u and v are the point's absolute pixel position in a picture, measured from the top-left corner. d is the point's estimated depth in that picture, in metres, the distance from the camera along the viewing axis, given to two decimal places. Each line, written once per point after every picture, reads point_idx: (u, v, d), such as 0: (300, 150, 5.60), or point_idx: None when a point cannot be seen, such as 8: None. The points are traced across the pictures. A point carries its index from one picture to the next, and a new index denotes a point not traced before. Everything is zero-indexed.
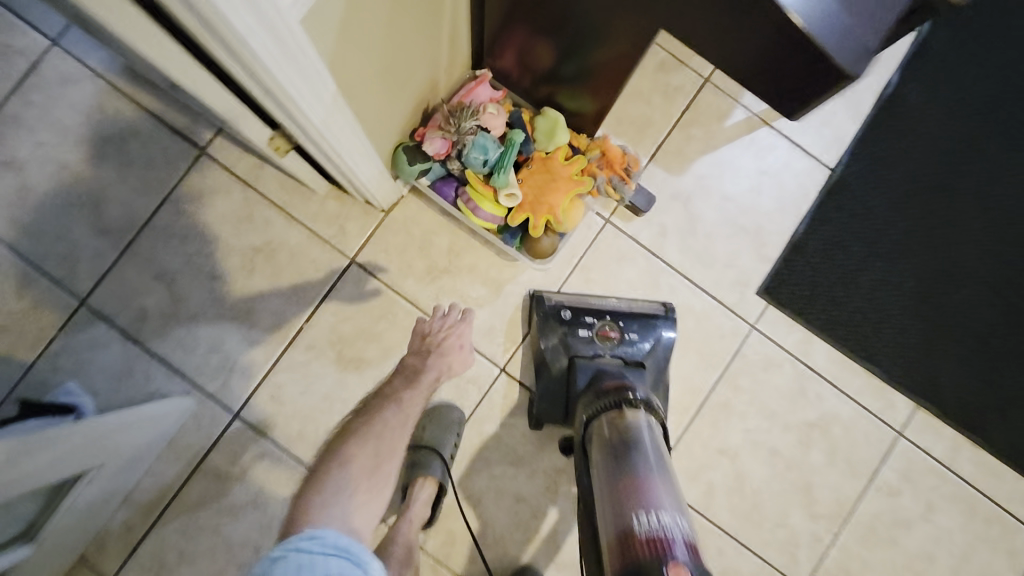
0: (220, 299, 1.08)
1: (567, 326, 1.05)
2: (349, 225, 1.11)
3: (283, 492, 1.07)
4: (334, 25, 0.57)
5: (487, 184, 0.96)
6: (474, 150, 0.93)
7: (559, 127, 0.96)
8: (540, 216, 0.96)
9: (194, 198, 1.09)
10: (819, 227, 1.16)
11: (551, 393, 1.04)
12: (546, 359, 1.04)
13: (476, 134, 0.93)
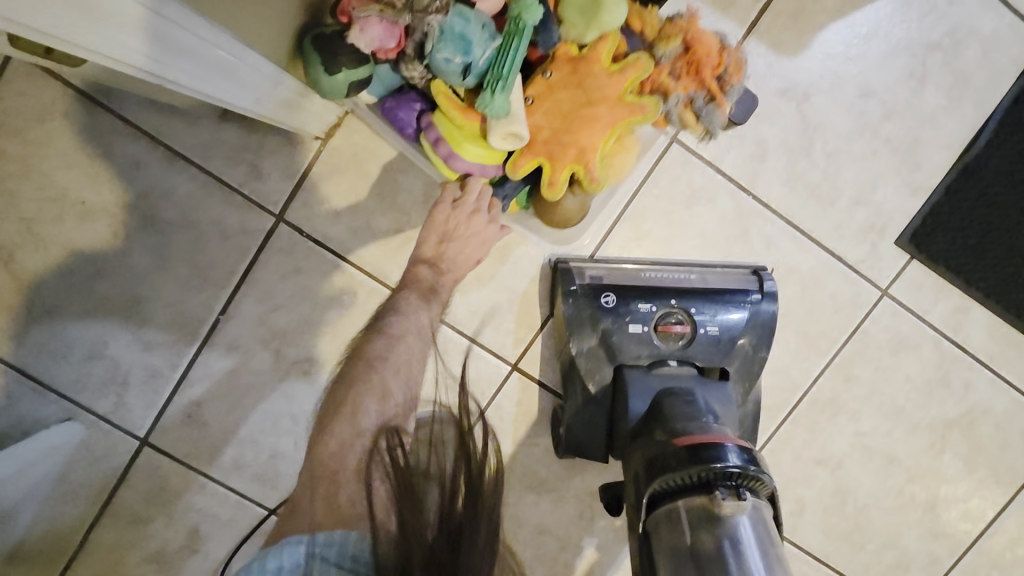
0: (89, 284, 0.72)
1: (610, 318, 0.69)
2: (268, 162, 0.71)
3: (226, 533, 0.80)
4: None
5: (472, 110, 0.58)
6: (448, 45, 0.52)
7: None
8: (563, 166, 0.59)
9: (11, 124, 0.68)
10: (1011, 136, 0.74)
11: (592, 417, 0.70)
12: (580, 372, 0.69)
13: (448, 12, 0.52)
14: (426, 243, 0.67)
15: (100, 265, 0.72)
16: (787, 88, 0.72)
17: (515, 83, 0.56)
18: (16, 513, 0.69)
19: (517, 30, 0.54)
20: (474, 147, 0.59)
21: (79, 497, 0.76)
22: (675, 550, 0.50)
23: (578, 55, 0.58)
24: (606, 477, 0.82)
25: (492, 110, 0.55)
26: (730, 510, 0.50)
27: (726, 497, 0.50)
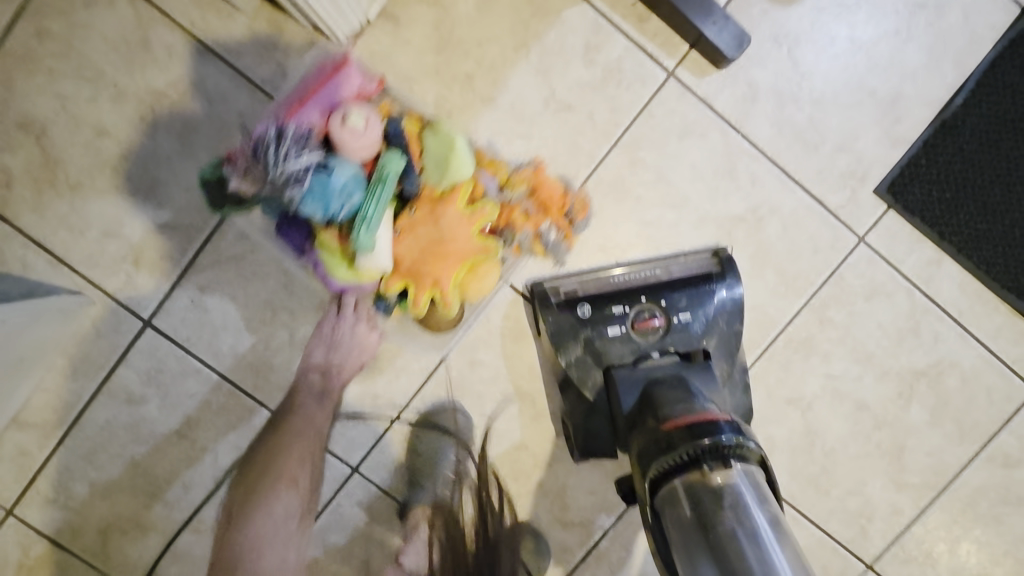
0: (113, 165, 0.77)
1: (585, 326, 0.73)
2: (293, 63, 0.76)
3: (216, 420, 0.83)
4: None
5: (342, 240, 0.61)
6: (311, 201, 0.57)
7: (456, 151, 0.65)
8: (423, 289, 0.66)
9: (62, 8, 0.74)
10: (987, 97, 0.78)
11: (594, 417, 0.74)
12: (571, 380, 0.73)
13: (311, 177, 0.56)
14: (315, 353, 0.76)
15: (125, 147, 0.76)
16: (781, 35, 0.77)
17: (383, 222, 0.61)
18: (19, 369, 0.73)
19: (381, 178, 0.60)
20: (345, 274, 0.64)
21: (82, 369, 0.80)
22: (681, 524, 0.51)
23: (438, 197, 0.65)
24: None
25: (359, 247, 0.60)
26: (722, 480, 0.52)
27: (714, 469, 0.52)
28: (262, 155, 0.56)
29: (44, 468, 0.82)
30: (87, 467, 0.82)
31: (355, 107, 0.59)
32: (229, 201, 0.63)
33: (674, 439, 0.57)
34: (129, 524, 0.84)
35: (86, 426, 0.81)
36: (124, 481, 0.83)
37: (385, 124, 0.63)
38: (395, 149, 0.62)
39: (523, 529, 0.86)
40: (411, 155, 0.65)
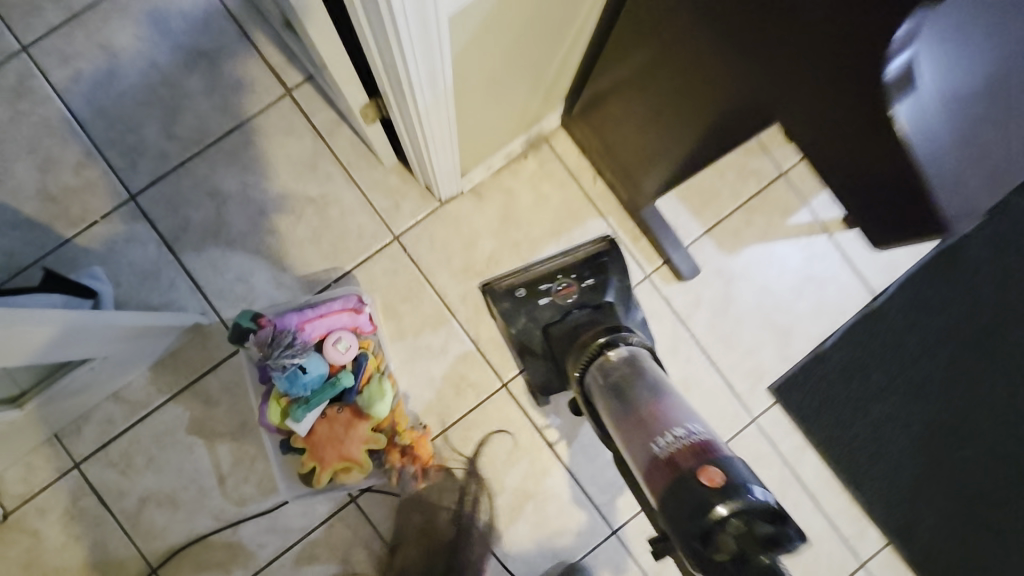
0: (260, 235, 1.10)
1: (523, 300, 1.00)
2: (404, 203, 1.12)
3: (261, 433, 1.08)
4: (477, 46, 0.61)
5: (286, 402, 0.91)
6: (282, 378, 0.87)
7: (383, 400, 0.93)
8: (309, 458, 0.93)
9: (267, 131, 1.11)
10: (848, 345, 1.17)
11: (540, 371, 0.99)
12: (522, 343, 0.99)
13: (288, 368, 0.87)
14: None
15: (273, 227, 1.10)
16: (723, 271, 1.16)
17: (316, 408, 0.90)
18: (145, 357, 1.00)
19: (333, 385, 0.90)
20: (275, 421, 0.91)
21: (180, 369, 1.07)
22: (602, 386, 0.74)
23: (355, 416, 0.93)
24: (540, 484, 1.10)
25: (293, 415, 0.89)
26: (615, 355, 0.78)
27: (610, 351, 0.78)
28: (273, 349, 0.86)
29: (121, 436, 1.06)
30: (153, 443, 1.06)
31: (344, 339, 0.92)
32: (239, 341, 0.92)
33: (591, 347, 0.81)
34: (165, 499, 1.06)
35: (165, 412, 1.07)
36: (175, 461, 1.07)
37: (359, 354, 0.94)
38: (351, 374, 0.92)
39: None
40: (359, 382, 0.92)
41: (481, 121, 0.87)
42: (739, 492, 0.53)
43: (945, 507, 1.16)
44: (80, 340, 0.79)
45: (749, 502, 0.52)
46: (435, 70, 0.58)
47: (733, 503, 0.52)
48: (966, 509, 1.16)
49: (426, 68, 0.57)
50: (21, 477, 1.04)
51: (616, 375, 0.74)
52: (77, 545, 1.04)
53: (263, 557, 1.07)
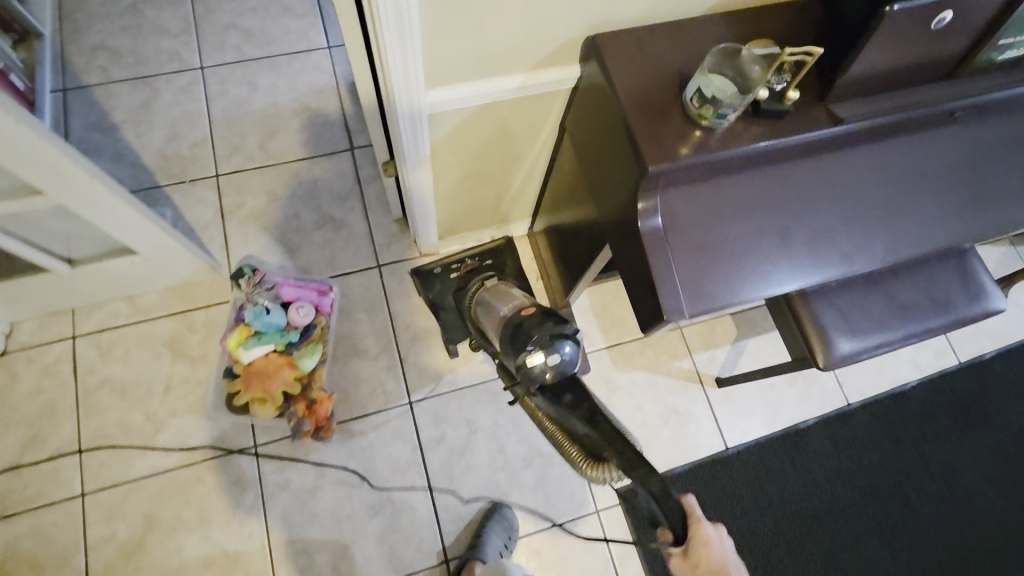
0: (287, 230, 1.49)
1: (439, 274, 1.40)
2: (394, 246, 1.50)
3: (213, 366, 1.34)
4: (447, 128, 0.97)
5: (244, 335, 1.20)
6: (251, 311, 1.18)
7: (312, 359, 1.21)
8: (240, 382, 1.19)
9: (325, 168, 1.56)
10: (693, 478, 1.38)
11: (451, 320, 1.38)
12: (436, 302, 1.39)
13: (259, 306, 1.19)
14: None
15: (298, 228, 1.49)
16: (609, 381, 1.45)
17: (263, 346, 1.19)
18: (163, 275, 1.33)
19: (283, 334, 1.21)
20: (229, 347, 1.20)
21: (182, 297, 1.39)
22: (483, 299, 1.17)
23: (287, 363, 1.21)
24: (403, 495, 1.30)
25: (245, 344, 1.18)
26: (492, 284, 1.23)
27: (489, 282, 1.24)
28: (256, 288, 1.21)
29: (116, 328, 1.36)
30: (134, 342, 1.35)
31: (306, 306, 1.23)
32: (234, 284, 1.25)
33: (474, 288, 1.26)
34: (119, 388, 1.31)
35: (156, 324, 1.37)
36: (143, 362, 1.34)
37: (312, 324, 1.25)
38: (299, 333, 1.22)
39: (309, 552, 1.24)
40: (302, 341, 1.23)
41: (455, 192, 1.22)
42: (541, 313, 0.93)
43: None
44: (136, 229, 1.14)
45: (546, 323, 0.89)
46: (414, 127, 0.93)
47: (535, 325, 0.88)
48: None
49: (406, 123, 0.92)
50: (31, 330, 1.33)
51: (494, 295, 1.15)
52: (37, 397, 1.29)
53: (163, 463, 1.27)
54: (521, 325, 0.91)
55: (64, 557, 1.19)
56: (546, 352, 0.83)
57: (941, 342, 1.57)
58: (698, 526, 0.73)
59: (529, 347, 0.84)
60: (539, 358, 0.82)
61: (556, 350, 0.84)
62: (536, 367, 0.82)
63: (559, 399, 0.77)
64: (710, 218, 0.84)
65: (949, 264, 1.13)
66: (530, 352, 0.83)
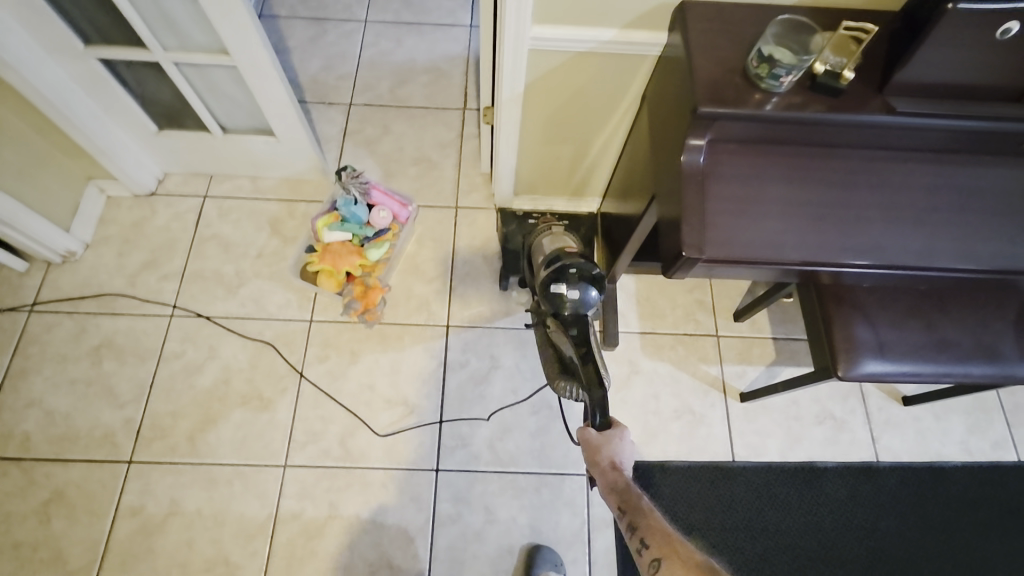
0: (390, 159, 1.70)
1: (522, 217, 1.52)
2: (475, 194, 1.66)
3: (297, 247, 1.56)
4: (544, 66, 1.13)
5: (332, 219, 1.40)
6: (342, 200, 1.38)
7: (377, 254, 1.41)
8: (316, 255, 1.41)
9: (437, 118, 1.77)
10: (690, 476, 1.38)
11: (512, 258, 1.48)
12: (507, 238, 1.50)
13: (352, 196, 1.39)
14: None
15: (400, 160, 1.70)
16: (633, 364, 1.49)
17: (342, 232, 1.39)
18: (286, 164, 1.58)
19: (361, 227, 1.40)
20: (316, 225, 1.41)
21: (293, 189, 1.64)
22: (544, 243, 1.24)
23: (356, 251, 1.41)
24: (417, 401, 1.42)
25: (330, 226, 1.39)
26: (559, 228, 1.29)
27: (555, 228, 1.30)
28: (353, 180, 1.39)
29: (236, 199, 1.62)
30: (246, 213, 1.60)
31: (388, 212, 1.42)
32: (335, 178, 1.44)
33: (542, 230, 1.32)
34: (223, 244, 1.56)
35: (266, 204, 1.61)
36: (247, 229, 1.58)
37: (388, 228, 1.43)
38: (373, 231, 1.42)
39: (325, 422, 1.39)
40: (374, 237, 1.42)
41: (539, 142, 1.36)
42: (578, 255, 1.12)
43: None
44: (279, 114, 1.40)
45: (581, 264, 1.09)
46: (515, 56, 1.10)
47: (573, 261, 1.08)
48: None
49: (509, 50, 1.09)
50: (176, 183, 1.63)
51: (556, 237, 1.24)
52: (163, 232, 1.57)
53: (237, 311, 1.49)
54: (560, 258, 1.10)
55: (142, 356, 1.43)
56: (570, 288, 1.05)
57: (1002, 434, 1.44)
58: (613, 424, 0.95)
59: (560, 279, 1.06)
60: (564, 290, 1.05)
61: (578, 293, 1.05)
62: (559, 296, 1.05)
63: (567, 327, 1.05)
64: (751, 176, 0.91)
65: (1008, 317, 1.09)
66: (558, 285, 1.06)
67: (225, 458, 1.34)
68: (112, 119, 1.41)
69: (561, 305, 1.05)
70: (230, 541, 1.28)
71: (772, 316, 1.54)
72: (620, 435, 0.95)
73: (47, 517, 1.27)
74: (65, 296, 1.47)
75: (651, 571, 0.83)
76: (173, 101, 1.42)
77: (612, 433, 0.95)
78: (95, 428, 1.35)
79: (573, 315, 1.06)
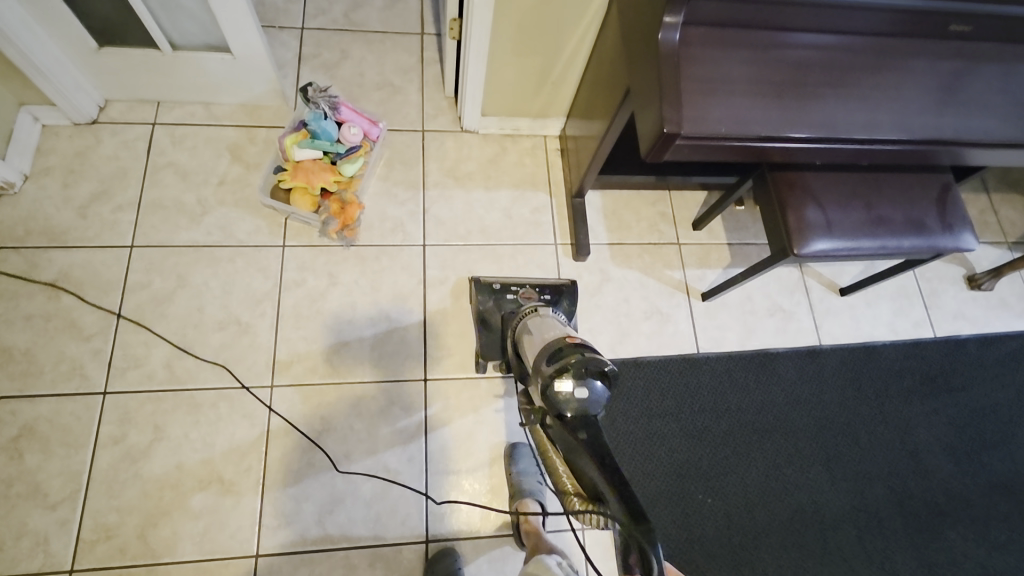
0: (351, 84, 1.67)
1: (497, 290, 1.41)
2: (441, 118, 1.66)
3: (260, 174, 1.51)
4: None
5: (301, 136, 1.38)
6: (310, 115, 1.36)
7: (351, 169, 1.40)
8: (287, 174, 1.38)
9: (395, 43, 1.74)
10: (662, 368, 1.50)
11: (493, 339, 1.37)
12: (484, 318, 1.38)
13: (319, 111, 1.37)
14: None
15: (361, 86, 1.67)
16: (604, 273, 1.57)
17: (314, 148, 1.37)
18: (241, 86, 1.52)
19: (332, 142, 1.38)
20: (285, 143, 1.38)
21: (251, 115, 1.58)
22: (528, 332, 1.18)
23: (328, 167, 1.39)
24: (399, 319, 1.45)
25: (299, 143, 1.37)
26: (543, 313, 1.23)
27: (543, 312, 1.24)
28: (320, 96, 1.38)
29: (190, 127, 1.54)
30: (202, 141, 1.53)
31: (359, 127, 1.41)
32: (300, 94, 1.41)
33: (522, 317, 1.26)
34: (180, 173, 1.50)
35: (223, 130, 1.55)
36: (205, 157, 1.52)
37: (359, 145, 1.42)
38: (345, 147, 1.40)
39: (309, 343, 1.39)
40: (346, 154, 1.41)
41: (508, 53, 1.38)
42: (580, 345, 1.00)
43: (676, 523, 1.38)
44: (235, 26, 1.34)
45: (586, 354, 0.97)
46: None
47: (576, 354, 0.97)
48: (687, 536, 1.37)
49: None
50: (120, 111, 1.53)
51: (541, 323, 1.17)
52: (112, 162, 1.48)
53: (203, 240, 1.44)
54: (561, 350, 0.99)
55: (104, 288, 1.37)
56: (576, 385, 0.93)
57: (921, 314, 1.65)
58: None
59: (564, 374, 0.94)
60: (568, 389, 0.93)
61: (584, 386, 0.93)
62: (563, 395, 0.93)
63: (574, 431, 0.91)
64: (718, 57, 0.99)
65: (931, 195, 1.25)
66: (562, 379, 0.93)
67: (207, 382, 1.33)
68: (44, 32, 1.30)
69: (566, 405, 0.93)
70: (222, 460, 1.29)
71: (727, 224, 1.67)
72: None
73: (19, 452, 1.24)
74: (6, 231, 1.37)
75: None
76: (113, 15, 1.32)
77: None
78: (62, 361, 1.30)
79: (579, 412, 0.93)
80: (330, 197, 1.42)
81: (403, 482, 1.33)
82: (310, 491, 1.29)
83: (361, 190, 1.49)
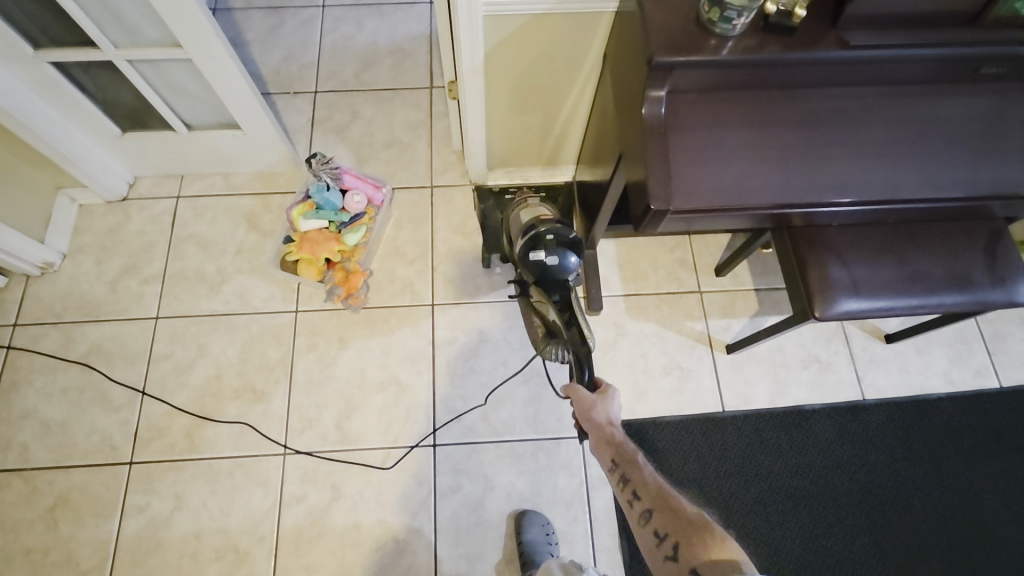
0: (361, 144, 1.69)
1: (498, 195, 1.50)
2: (449, 172, 1.66)
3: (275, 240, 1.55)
4: (502, 35, 1.14)
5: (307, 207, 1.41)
6: (315, 187, 1.40)
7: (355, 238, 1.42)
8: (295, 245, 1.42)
9: (405, 100, 1.75)
10: (683, 429, 1.41)
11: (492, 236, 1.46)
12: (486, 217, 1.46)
13: (324, 182, 1.41)
14: None
15: (372, 145, 1.69)
16: (619, 326, 1.50)
17: (319, 220, 1.40)
18: (256, 157, 1.57)
19: (336, 212, 1.42)
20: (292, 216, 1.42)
21: (267, 182, 1.63)
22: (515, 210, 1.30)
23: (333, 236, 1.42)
24: (408, 380, 1.44)
25: (305, 215, 1.40)
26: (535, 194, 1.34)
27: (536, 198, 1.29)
28: (323, 167, 1.41)
29: (210, 197, 1.61)
30: (221, 211, 1.59)
31: (362, 195, 1.43)
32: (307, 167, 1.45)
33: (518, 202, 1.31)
34: (201, 243, 1.56)
35: (241, 199, 1.60)
36: (224, 225, 1.58)
37: (362, 212, 1.45)
38: (349, 217, 1.43)
39: (320, 409, 1.41)
40: (351, 223, 1.43)
41: (506, 112, 1.36)
42: (555, 221, 1.12)
43: None
44: (242, 106, 1.39)
45: (557, 229, 1.10)
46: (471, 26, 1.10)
47: (549, 229, 1.09)
48: None
49: (464, 21, 1.09)
50: (148, 186, 1.61)
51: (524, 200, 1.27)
52: (140, 236, 1.56)
53: (222, 308, 1.49)
54: (536, 226, 1.11)
55: (131, 359, 1.44)
56: (548, 254, 1.06)
57: (983, 362, 1.48)
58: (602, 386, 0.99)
59: (539, 247, 1.07)
60: (543, 258, 1.06)
61: (556, 255, 1.07)
62: (537, 261, 1.06)
63: (548, 293, 1.09)
64: (710, 124, 0.92)
65: (978, 245, 1.11)
66: (537, 251, 1.07)
67: (223, 451, 1.37)
68: (73, 123, 1.39)
69: (541, 273, 1.08)
70: (236, 531, 1.31)
71: (753, 268, 1.56)
72: (612, 394, 0.97)
73: (53, 523, 1.31)
74: (46, 308, 1.47)
75: (640, 521, 0.82)
76: (134, 103, 1.40)
77: (607, 390, 0.97)
78: (92, 433, 1.37)
79: (553, 278, 1.08)
80: (336, 266, 1.45)
81: (412, 551, 1.31)
82: (321, 562, 1.30)
83: (367, 257, 1.50)
